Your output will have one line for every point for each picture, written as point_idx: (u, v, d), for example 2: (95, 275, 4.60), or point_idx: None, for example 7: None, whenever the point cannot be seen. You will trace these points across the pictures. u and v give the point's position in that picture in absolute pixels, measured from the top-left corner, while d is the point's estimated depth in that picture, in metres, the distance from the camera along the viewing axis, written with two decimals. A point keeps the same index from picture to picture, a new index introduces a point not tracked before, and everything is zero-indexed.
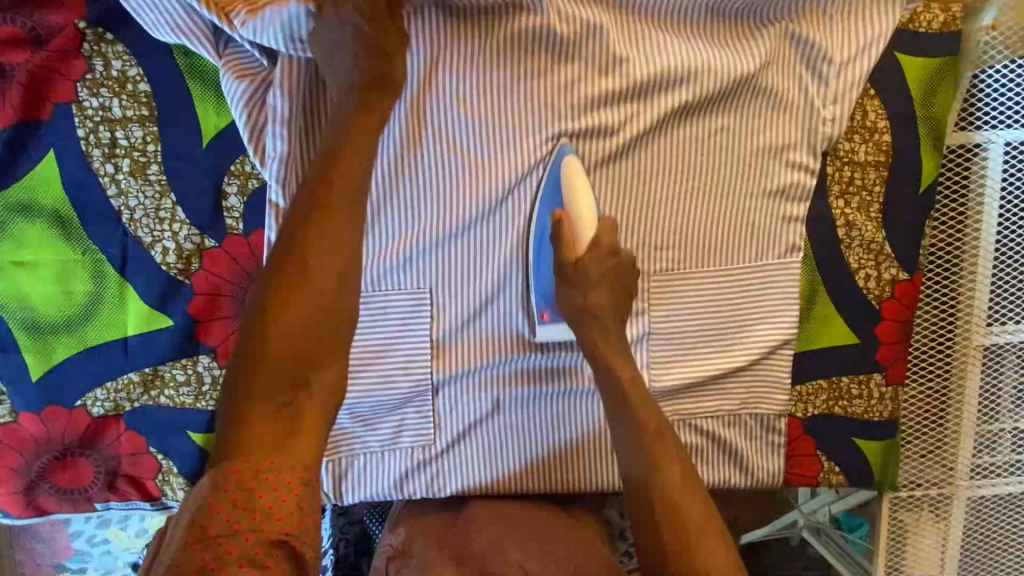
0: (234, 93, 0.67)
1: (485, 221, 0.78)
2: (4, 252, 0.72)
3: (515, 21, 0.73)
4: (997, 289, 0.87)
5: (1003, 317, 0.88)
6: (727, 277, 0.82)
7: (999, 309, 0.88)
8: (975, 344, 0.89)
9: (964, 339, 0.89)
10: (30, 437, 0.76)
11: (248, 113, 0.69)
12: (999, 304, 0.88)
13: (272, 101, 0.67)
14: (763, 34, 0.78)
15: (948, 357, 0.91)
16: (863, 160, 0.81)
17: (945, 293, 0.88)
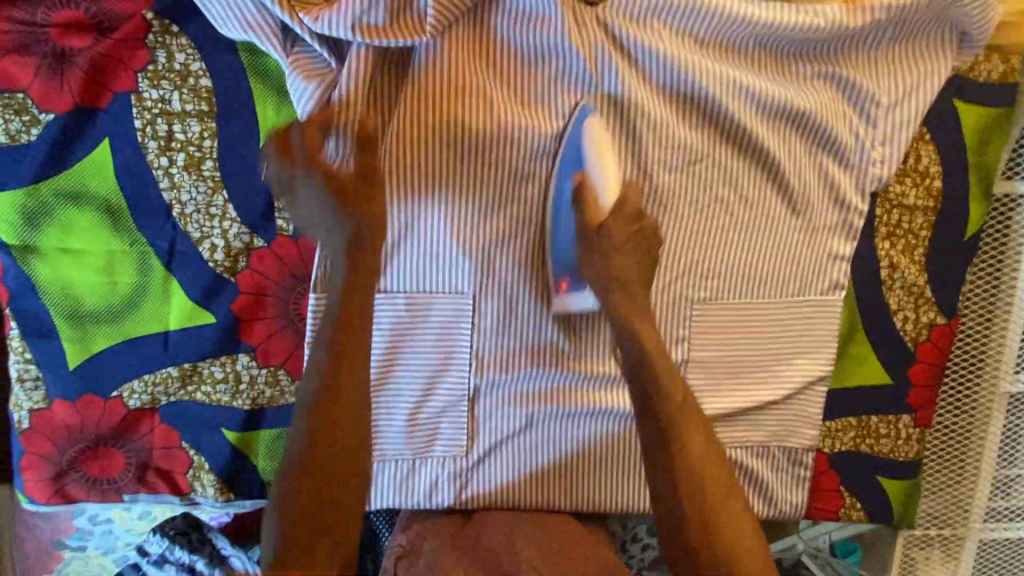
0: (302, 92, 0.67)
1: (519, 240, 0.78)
2: (51, 238, 0.71)
3: (552, 45, 0.70)
4: None
5: None
6: (769, 311, 0.82)
7: None
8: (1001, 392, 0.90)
9: (990, 387, 0.90)
10: (64, 424, 0.75)
11: (312, 114, 0.69)
12: None
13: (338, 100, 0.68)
14: (813, 70, 0.74)
15: (974, 403, 0.92)
16: (913, 204, 0.81)
17: (978, 341, 0.89)
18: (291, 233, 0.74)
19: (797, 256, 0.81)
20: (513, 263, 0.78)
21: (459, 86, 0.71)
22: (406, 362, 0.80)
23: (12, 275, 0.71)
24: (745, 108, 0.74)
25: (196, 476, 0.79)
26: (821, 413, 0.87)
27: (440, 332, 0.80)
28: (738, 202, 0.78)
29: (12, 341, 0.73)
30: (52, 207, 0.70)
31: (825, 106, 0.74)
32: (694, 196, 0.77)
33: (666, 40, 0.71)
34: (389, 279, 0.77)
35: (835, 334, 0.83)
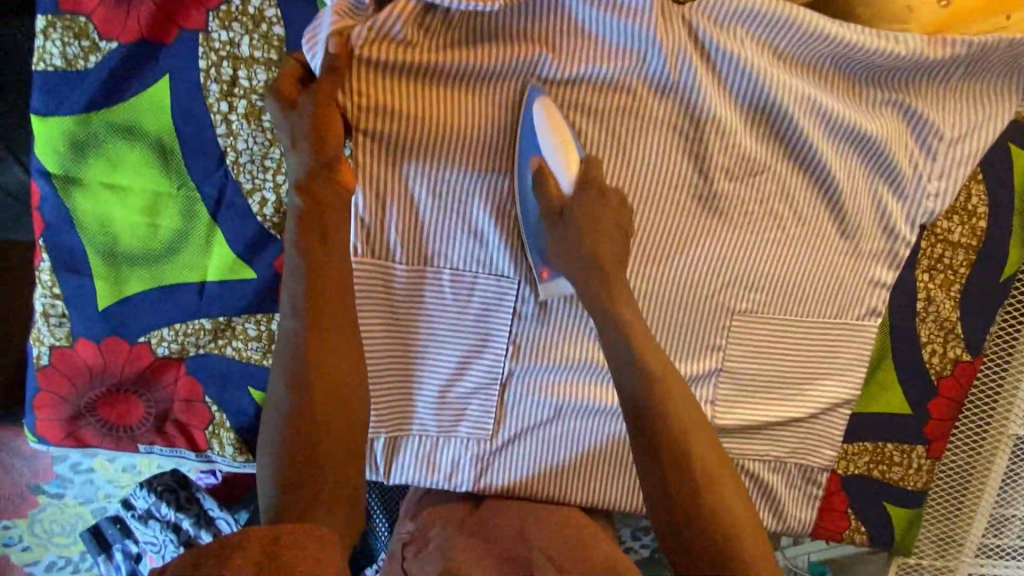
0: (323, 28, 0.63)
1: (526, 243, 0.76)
2: (96, 172, 0.68)
3: (630, 35, 0.69)
4: None
5: None
6: (805, 330, 0.83)
7: None
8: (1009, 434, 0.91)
9: (997, 428, 0.91)
10: (85, 366, 0.73)
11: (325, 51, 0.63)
12: None
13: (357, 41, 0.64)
14: (883, 94, 0.74)
15: (981, 440, 0.93)
16: (956, 240, 0.83)
17: (995, 379, 0.91)
18: None
19: (840, 278, 0.81)
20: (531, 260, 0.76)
21: (533, 66, 0.70)
22: (442, 339, 0.79)
23: (51, 206, 0.69)
24: (811, 124, 0.74)
25: (214, 434, 0.76)
26: (841, 435, 0.88)
27: (480, 313, 0.79)
28: (791, 218, 0.78)
29: (42, 274, 0.70)
30: (100, 139, 0.67)
31: (890, 133, 0.75)
32: (749, 206, 0.77)
33: (745, 45, 0.70)
34: (437, 255, 0.77)
35: (866, 360, 0.84)
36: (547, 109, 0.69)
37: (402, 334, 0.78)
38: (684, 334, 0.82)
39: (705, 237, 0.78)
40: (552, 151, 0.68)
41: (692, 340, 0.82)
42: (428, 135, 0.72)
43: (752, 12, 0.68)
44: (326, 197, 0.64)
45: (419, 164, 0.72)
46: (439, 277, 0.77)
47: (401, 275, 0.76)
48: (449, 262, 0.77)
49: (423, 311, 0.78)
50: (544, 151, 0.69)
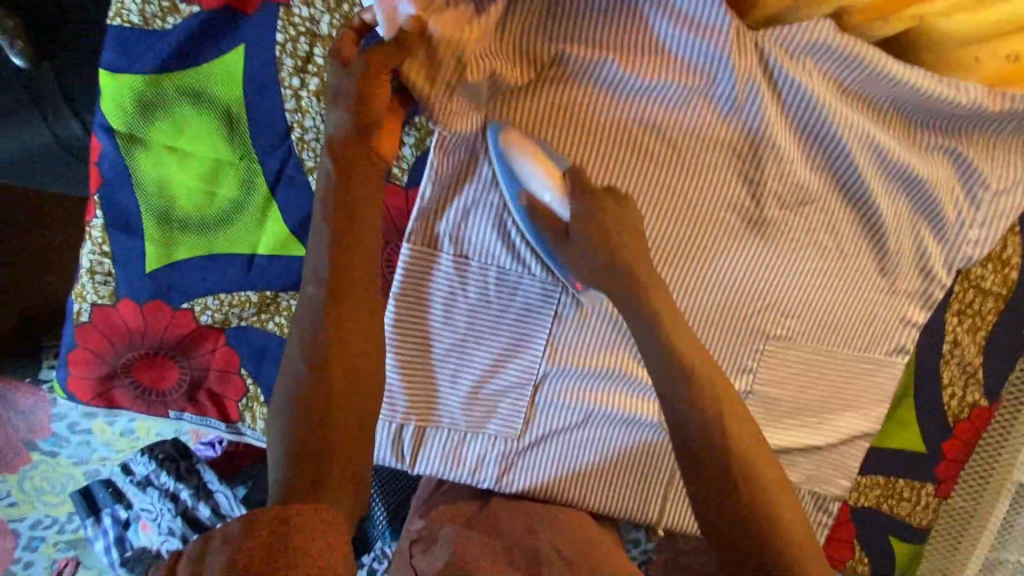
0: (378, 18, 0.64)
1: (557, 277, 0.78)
2: (160, 134, 0.68)
3: (704, 53, 0.69)
4: None
5: None
6: (834, 361, 0.85)
7: None
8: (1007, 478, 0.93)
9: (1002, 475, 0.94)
10: (124, 326, 0.72)
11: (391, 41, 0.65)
12: None
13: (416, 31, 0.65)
14: (936, 139, 0.76)
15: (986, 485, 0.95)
16: (987, 288, 0.85)
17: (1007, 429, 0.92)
18: (403, 183, 0.77)
19: (874, 314, 0.83)
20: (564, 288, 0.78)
21: (602, 75, 0.72)
22: (481, 334, 0.79)
23: (110, 164, 0.69)
24: (865, 160, 0.75)
25: (247, 407, 0.76)
26: (856, 467, 0.90)
27: (521, 313, 0.80)
28: (834, 250, 0.80)
29: (93, 230, 0.70)
30: (168, 102, 0.67)
31: (938, 178, 0.77)
32: (795, 234, 0.79)
33: (811, 77, 0.71)
34: (486, 252, 0.77)
35: (889, 396, 0.86)
36: (515, 142, 0.70)
37: (442, 326, 0.78)
38: (716, 352, 0.83)
39: (748, 260, 0.80)
40: (536, 184, 0.71)
41: (724, 360, 0.83)
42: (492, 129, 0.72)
43: (823, 47, 0.70)
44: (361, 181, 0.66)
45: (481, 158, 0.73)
46: (485, 272, 0.78)
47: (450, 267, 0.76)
48: (497, 260, 0.77)
49: (465, 304, 0.78)
50: (529, 186, 0.71)
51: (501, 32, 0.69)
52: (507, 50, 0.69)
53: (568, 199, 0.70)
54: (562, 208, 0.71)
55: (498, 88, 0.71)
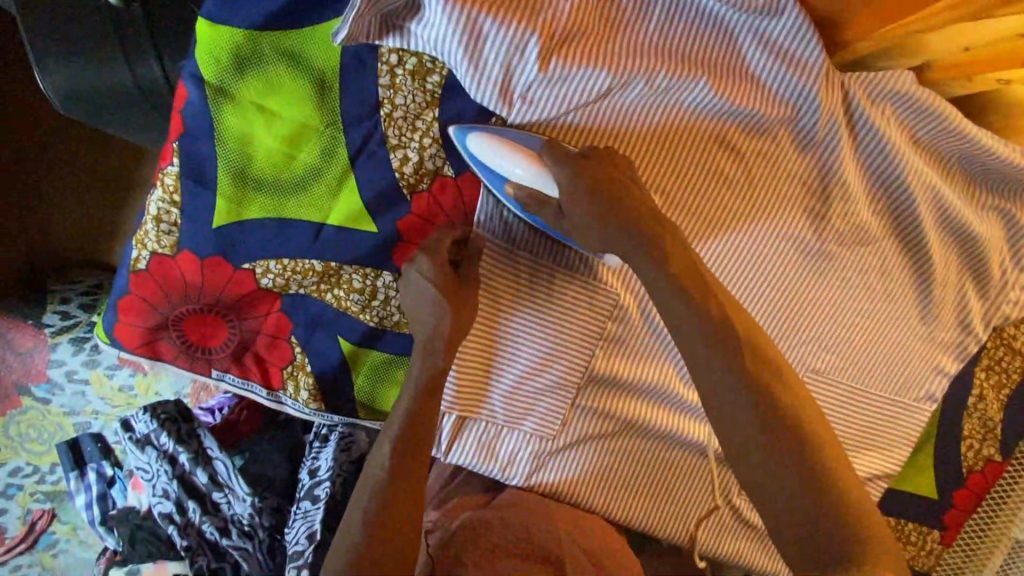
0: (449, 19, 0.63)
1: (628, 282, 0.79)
2: (250, 91, 0.67)
3: (793, 86, 0.71)
4: None
5: None
6: (866, 401, 0.87)
7: None
8: (1009, 534, 0.92)
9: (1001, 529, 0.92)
10: (181, 280, 0.71)
11: (461, 37, 0.64)
12: None
13: (485, 27, 0.64)
14: (993, 201, 0.79)
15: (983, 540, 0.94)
16: (1018, 348, 0.89)
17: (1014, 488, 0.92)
18: (481, 174, 0.73)
19: (909, 360, 0.86)
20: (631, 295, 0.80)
21: (692, 96, 0.71)
22: (533, 333, 0.79)
23: (194, 113, 0.68)
24: (927, 210, 0.78)
25: (292, 375, 0.76)
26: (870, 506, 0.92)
27: (577, 318, 0.79)
28: (882, 293, 0.82)
29: (166, 178, 0.69)
30: (264, 60, 0.67)
31: (990, 237, 0.80)
32: (848, 273, 0.81)
33: (890, 125, 0.73)
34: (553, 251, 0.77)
35: (911, 441, 0.89)
36: (484, 135, 0.65)
37: (498, 319, 0.78)
38: None
39: (800, 291, 0.81)
40: (513, 167, 0.65)
41: None
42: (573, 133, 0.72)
43: (908, 97, 0.71)
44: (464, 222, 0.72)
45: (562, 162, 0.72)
46: (547, 271, 0.77)
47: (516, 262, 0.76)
48: (559, 259, 0.77)
49: (523, 301, 0.78)
50: (510, 173, 0.66)
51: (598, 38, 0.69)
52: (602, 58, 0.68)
53: (549, 171, 0.64)
54: (548, 183, 0.65)
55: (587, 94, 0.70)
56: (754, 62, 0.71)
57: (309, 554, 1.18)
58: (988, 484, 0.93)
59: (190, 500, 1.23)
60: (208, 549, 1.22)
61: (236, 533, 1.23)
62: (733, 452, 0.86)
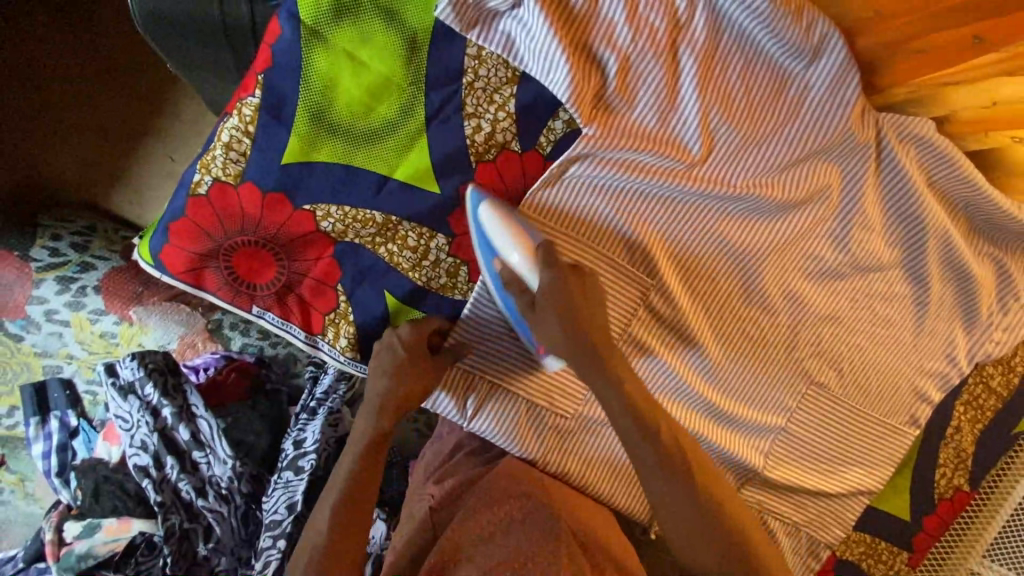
0: (540, 17, 0.68)
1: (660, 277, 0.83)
2: (344, 39, 0.70)
3: (835, 115, 0.77)
4: (1005, 534, 0.93)
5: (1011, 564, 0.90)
6: (784, 464, 0.93)
7: (1005, 551, 0.92)
8: (966, 566, 0.95)
9: (956, 562, 0.97)
10: (239, 210, 0.72)
11: (548, 34, 0.69)
12: (1004, 545, 0.92)
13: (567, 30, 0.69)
14: (986, 249, 0.89)
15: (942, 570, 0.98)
16: (993, 387, 0.97)
17: (968, 524, 0.98)
18: (545, 153, 0.77)
19: (900, 385, 0.93)
20: (662, 289, 0.83)
21: (740, 112, 0.77)
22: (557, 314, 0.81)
23: (285, 50, 0.70)
24: (934, 249, 0.87)
25: (333, 322, 0.77)
26: (853, 521, 0.97)
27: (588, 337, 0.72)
28: (883, 319, 0.90)
29: (244, 108, 0.70)
30: (362, 11, 0.69)
31: (983, 279, 0.89)
32: (857, 294, 0.88)
33: (912, 166, 0.81)
34: (592, 232, 0.80)
35: (893, 462, 0.95)
36: (493, 208, 0.72)
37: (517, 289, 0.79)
38: (762, 382, 0.90)
39: (817, 305, 0.88)
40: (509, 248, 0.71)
41: (767, 396, 0.90)
42: (629, 129, 0.76)
43: (930, 143, 0.80)
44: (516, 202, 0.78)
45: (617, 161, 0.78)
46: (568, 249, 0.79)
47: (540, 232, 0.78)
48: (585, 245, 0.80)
49: None
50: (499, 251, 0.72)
51: (665, 48, 0.74)
52: (665, 68, 0.75)
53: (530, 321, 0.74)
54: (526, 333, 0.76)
55: (649, 101, 0.76)
56: (801, 87, 0.76)
57: (286, 524, 1.17)
58: (949, 520, 0.99)
59: (169, 456, 1.18)
60: (182, 508, 1.18)
61: (212, 494, 1.19)
62: (739, 455, 0.90)
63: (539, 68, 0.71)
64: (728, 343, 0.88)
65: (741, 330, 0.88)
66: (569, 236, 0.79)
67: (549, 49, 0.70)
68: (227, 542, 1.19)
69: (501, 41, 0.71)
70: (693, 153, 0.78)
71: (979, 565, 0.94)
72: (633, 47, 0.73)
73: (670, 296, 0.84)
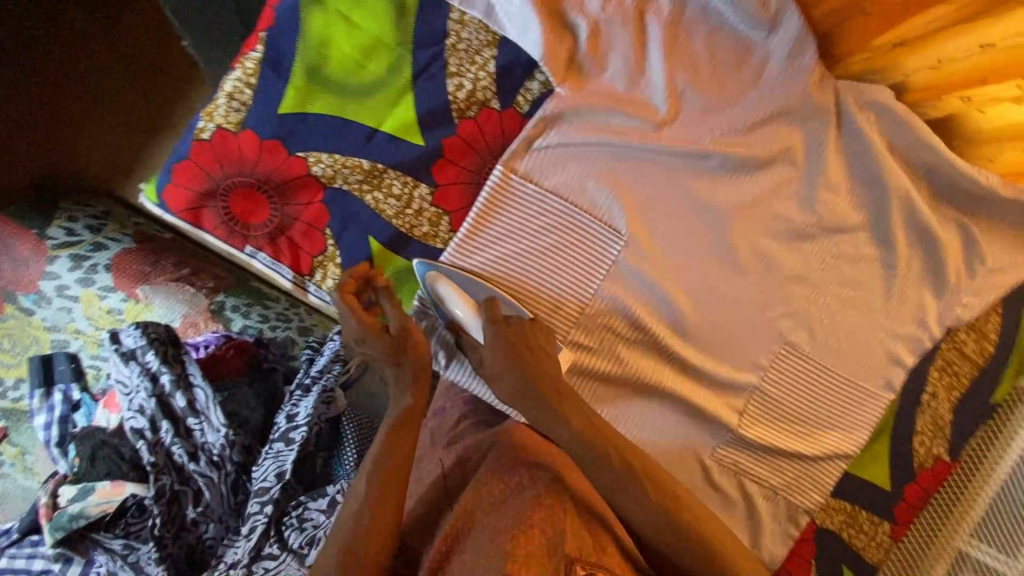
0: None
1: (633, 234, 0.86)
2: (339, 3, 0.79)
3: (794, 80, 0.83)
4: (991, 511, 0.93)
5: (999, 542, 0.90)
6: (759, 424, 0.95)
7: (995, 530, 0.91)
8: (953, 545, 0.94)
9: (943, 539, 0.95)
10: (239, 154, 0.80)
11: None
12: (991, 523, 0.92)
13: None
14: (951, 213, 0.92)
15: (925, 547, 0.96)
16: (967, 354, 0.98)
17: (954, 497, 0.98)
18: (523, 111, 0.83)
19: (873, 349, 0.94)
20: (635, 246, 0.87)
21: (706, 78, 0.84)
22: (533, 266, 0.85)
23: (286, 12, 0.79)
24: (899, 214, 0.90)
25: (321, 264, 0.83)
26: (831, 486, 0.98)
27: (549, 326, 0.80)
28: (854, 282, 0.92)
29: (248, 62, 0.79)
30: None
31: (949, 244, 0.92)
32: (826, 256, 0.91)
33: (873, 131, 0.86)
34: (566, 189, 0.85)
35: (869, 426, 0.96)
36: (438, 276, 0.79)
37: (493, 240, 0.84)
38: (736, 342, 0.92)
39: (787, 266, 0.91)
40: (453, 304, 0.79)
41: (741, 356, 0.93)
42: (600, 92, 0.82)
43: (887, 108, 0.84)
44: (494, 158, 0.84)
45: (591, 120, 0.83)
46: (543, 205, 0.84)
47: (516, 184, 0.83)
48: (560, 200, 0.84)
49: (525, 231, 0.84)
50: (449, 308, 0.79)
51: (632, 17, 0.81)
52: (634, 36, 0.81)
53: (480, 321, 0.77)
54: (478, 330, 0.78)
55: (619, 66, 0.82)
56: (762, 55, 0.82)
57: (274, 491, 1.18)
58: (932, 490, 0.99)
59: (165, 420, 1.22)
60: (174, 470, 1.21)
61: (204, 460, 1.22)
62: (712, 413, 0.93)
63: (517, 31, 0.79)
64: (702, 302, 0.91)
65: (714, 289, 0.90)
66: (544, 191, 0.84)
67: (524, 13, 0.78)
68: (216, 508, 1.21)
69: (483, 7, 0.79)
70: (663, 114, 0.83)
71: (966, 544, 0.92)
72: (603, 15, 0.81)
73: (643, 254, 0.87)
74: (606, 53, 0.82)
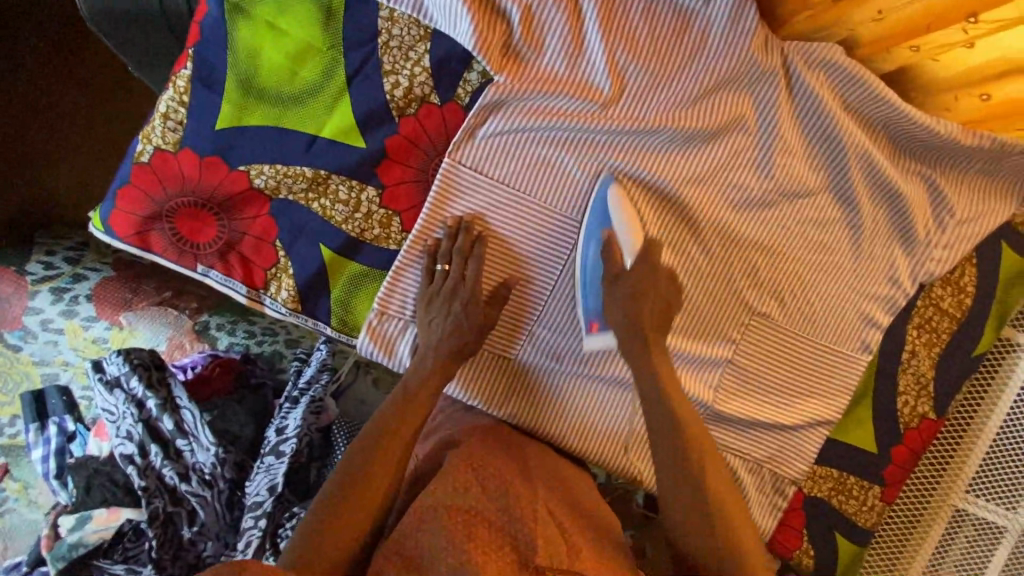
0: None
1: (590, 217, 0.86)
2: (264, 12, 0.79)
3: (739, 44, 0.80)
4: (988, 465, 0.93)
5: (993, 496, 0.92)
6: (735, 399, 0.94)
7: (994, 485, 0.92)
8: (950, 503, 0.95)
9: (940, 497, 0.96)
10: (181, 174, 0.82)
11: None
12: (989, 478, 0.92)
13: None
14: (914, 166, 0.89)
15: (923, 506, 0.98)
16: (945, 308, 0.96)
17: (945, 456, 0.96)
18: (463, 105, 0.82)
19: (846, 311, 0.93)
20: None
21: (647, 50, 0.81)
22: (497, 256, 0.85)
23: (211, 25, 0.80)
24: (859, 173, 0.88)
25: (275, 276, 0.85)
26: (815, 454, 0.96)
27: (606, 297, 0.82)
28: (820, 246, 0.90)
29: (179, 79, 0.81)
30: None
31: (915, 198, 0.89)
32: (788, 223, 0.89)
33: (824, 90, 0.83)
34: (516, 177, 0.84)
35: (849, 390, 0.95)
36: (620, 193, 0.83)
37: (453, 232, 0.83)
38: (704, 316, 0.91)
39: (748, 236, 0.89)
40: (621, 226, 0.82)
41: (711, 330, 0.92)
42: (539, 76, 0.80)
43: (837, 65, 0.82)
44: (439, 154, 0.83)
45: (533, 106, 0.81)
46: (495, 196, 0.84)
47: (464, 176, 0.82)
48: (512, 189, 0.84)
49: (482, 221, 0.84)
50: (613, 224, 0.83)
51: None
52: (568, 16, 0.79)
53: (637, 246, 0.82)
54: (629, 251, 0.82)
55: (556, 49, 0.80)
56: (703, 20, 0.80)
57: (266, 505, 1.17)
58: (921, 450, 0.97)
59: (153, 444, 1.22)
60: (165, 492, 1.22)
61: (195, 480, 1.22)
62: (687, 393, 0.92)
63: (447, 23, 0.77)
64: None
65: (677, 266, 0.89)
66: (494, 181, 0.83)
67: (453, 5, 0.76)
68: (212, 526, 1.23)
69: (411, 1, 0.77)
70: (606, 93, 0.81)
71: (962, 500, 0.93)
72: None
73: None
74: (542, 36, 0.80)
